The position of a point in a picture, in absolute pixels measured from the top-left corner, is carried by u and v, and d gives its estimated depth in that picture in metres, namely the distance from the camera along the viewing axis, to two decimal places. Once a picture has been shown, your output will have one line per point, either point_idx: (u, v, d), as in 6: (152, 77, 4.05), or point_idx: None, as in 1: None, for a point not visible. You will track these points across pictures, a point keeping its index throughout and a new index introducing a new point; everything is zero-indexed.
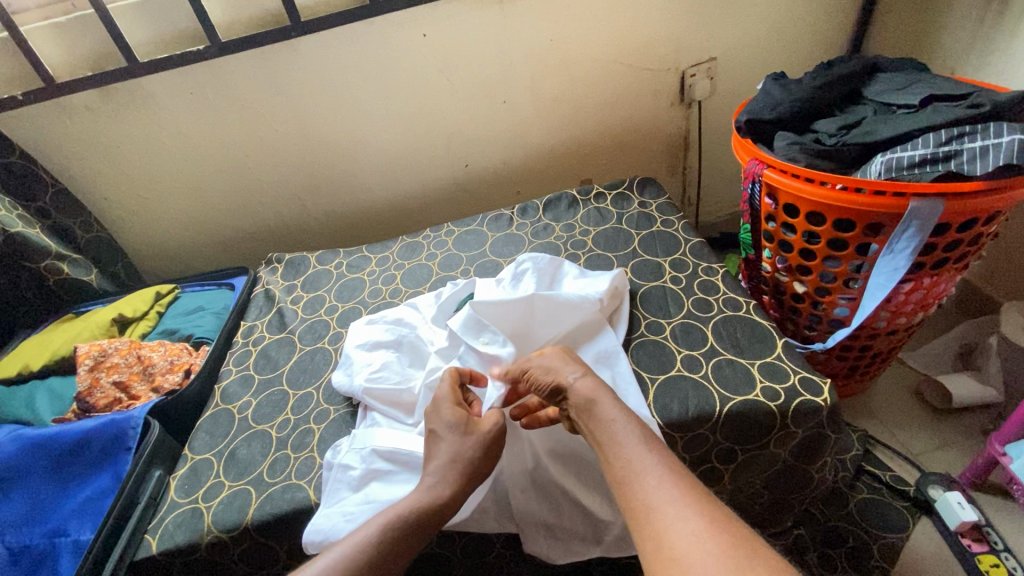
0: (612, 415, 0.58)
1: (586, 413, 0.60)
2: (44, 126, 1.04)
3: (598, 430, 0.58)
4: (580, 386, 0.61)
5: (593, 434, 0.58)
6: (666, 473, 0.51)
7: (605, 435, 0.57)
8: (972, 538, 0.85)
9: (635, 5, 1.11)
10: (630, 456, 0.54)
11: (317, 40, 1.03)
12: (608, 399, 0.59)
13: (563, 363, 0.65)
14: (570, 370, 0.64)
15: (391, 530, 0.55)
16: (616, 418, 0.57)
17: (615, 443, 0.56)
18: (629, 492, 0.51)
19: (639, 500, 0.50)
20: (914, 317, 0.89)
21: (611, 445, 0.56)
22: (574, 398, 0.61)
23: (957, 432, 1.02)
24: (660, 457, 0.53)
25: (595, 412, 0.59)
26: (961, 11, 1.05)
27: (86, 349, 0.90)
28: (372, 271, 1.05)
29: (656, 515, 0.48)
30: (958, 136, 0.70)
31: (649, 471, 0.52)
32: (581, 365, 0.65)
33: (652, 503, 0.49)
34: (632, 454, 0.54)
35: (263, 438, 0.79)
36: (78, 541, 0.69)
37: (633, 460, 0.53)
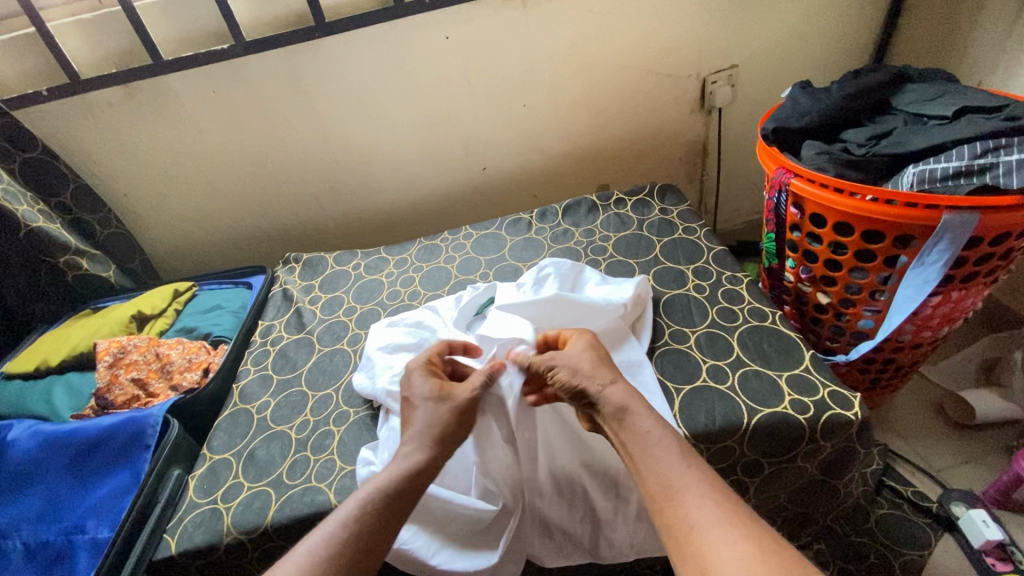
0: (647, 426, 0.57)
1: (616, 422, 0.58)
2: (67, 122, 1.04)
3: (629, 439, 0.57)
4: (610, 394, 0.60)
5: (626, 446, 0.57)
6: (709, 492, 0.51)
7: (639, 447, 0.56)
8: (995, 557, 0.79)
9: (659, 10, 1.11)
10: (668, 472, 0.53)
11: (340, 41, 1.03)
12: (641, 407, 0.59)
13: (588, 367, 0.64)
14: (599, 378, 0.62)
15: (384, 494, 0.56)
16: (649, 429, 0.56)
17: (654, 457, 0.55)
18: (668, 508, 0.51)
19: (679, 519, 0.50)
20: (939, 330, 0.88)
21: (647, 457, 0.55)
22: (604, 406, 0.60)
23: (979, 448, 1.01)
24: (699, 473, 0.53)
25: (627, 421, 0.58)
26: (988, 22, 1.04)
27: (106, 345, 0.90)
28: (390, 273, 1.04)
29: (698, 535, 0.48)
30: (994, 149, 0.68)
31: (692, 488, 0.51)
32: (613, 373, 0.63)
33: (695, 523, 0.49)
34: (672, 469, 0.53)
35: (283, 439, 0.78)
36: (96, 539, 0.68)
37: (673, 476, 0.53)
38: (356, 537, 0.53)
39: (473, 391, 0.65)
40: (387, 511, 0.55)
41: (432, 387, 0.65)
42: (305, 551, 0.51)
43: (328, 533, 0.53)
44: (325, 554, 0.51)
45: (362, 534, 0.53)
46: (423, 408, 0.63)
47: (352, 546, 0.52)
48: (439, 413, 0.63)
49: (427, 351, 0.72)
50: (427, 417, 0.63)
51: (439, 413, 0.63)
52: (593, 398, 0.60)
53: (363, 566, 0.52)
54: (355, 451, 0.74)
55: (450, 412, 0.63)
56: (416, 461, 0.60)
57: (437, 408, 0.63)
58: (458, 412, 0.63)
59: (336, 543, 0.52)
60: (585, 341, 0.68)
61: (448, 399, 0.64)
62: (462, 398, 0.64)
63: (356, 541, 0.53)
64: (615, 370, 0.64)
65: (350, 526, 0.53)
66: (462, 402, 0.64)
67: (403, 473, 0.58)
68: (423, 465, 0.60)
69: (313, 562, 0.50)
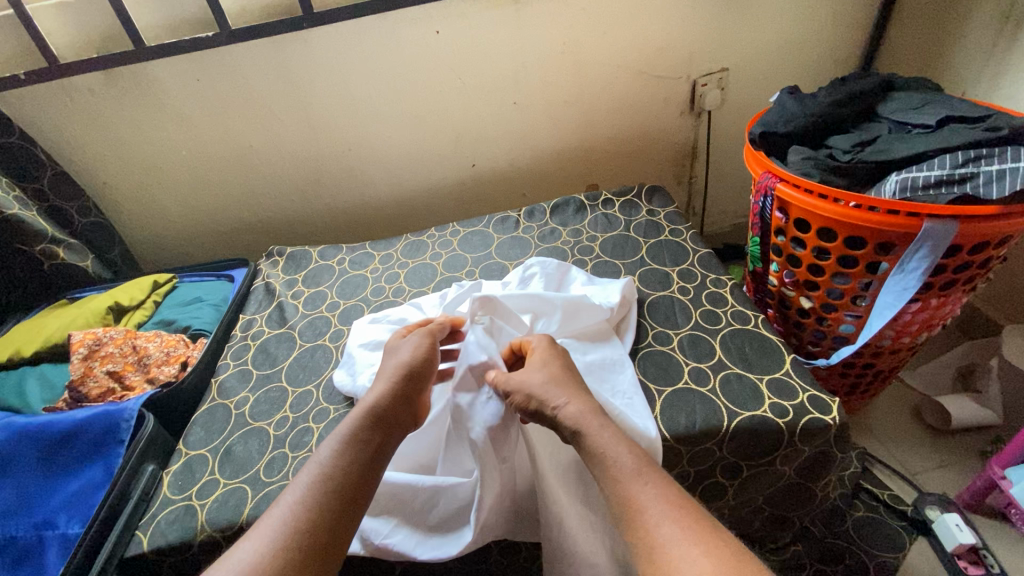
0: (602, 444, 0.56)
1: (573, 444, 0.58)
2: (45, 106, 1.02)
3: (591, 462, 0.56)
4: (566, 413, 0.60)
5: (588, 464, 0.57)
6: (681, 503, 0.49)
7: (603, 463, 0.55)
8: (968, 561, 0.83)
9: (652, 10, 1.10)
10: (631, 489, 0.51)
11: (329, 32, 1.01)
12: (596, 424, 0.58)
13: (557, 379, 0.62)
14: (554, 399, 0.61)
15: (352, 438, 0.57)
16: (618, 440, 0.55)
17: (615, 478, 0.53)
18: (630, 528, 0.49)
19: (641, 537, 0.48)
20: (919, 336, 0.89)
21: (613, 472, 0.54)
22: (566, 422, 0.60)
23: (954, 453, 1.02)
24: (661, 487, 0.51)
25: (596, 430, 0.57)
26: (974, 33, 1.05)
27: (81, 338, 0.88)
28: (375, 268, 1.03)
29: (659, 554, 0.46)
30: (975, 159, 0.70)
31: (651, 505, 0.49)
32: (568, 390, 0.62)
33: (659, 539, 0.47)
34: (630, 488, 0.51)
35: (260, 436, 0.77)
36: (66, 534, 0.67)
37: (634, 492, 0.51)
38: (332, 479, 0.53)
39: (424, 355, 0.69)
40: (356, 455, 0.56)
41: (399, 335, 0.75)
42: (283, 502, 0.51)
43: (304, 481, 0.53)
44: (303, 497, 0.51)
45: (336, 475, 0.53)
46: (386, 361, 0.69)
47: (331, 484, 0.53)
48: (392, 364, 0.68)
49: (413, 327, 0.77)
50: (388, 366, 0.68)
51: (394, 362, 0.68)
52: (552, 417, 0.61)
53: (347, 507, 0.52)
54: None
55: (397, 363, 0.68)
56: (377, 407, 0.61)
57: (393, 359, 0.69)
58: (409, 364, 0.67)
59: (312, 487, 0.52)
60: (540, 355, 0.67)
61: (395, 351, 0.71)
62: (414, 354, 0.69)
63: (334, 483, 0.53)
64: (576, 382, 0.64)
65: (325, 468, 0.54)
66: (407, 356, 0.69)
67: (366, 418, 0.60)
68: (387, 410, 0.61)
69: (293, 507, 0.50)
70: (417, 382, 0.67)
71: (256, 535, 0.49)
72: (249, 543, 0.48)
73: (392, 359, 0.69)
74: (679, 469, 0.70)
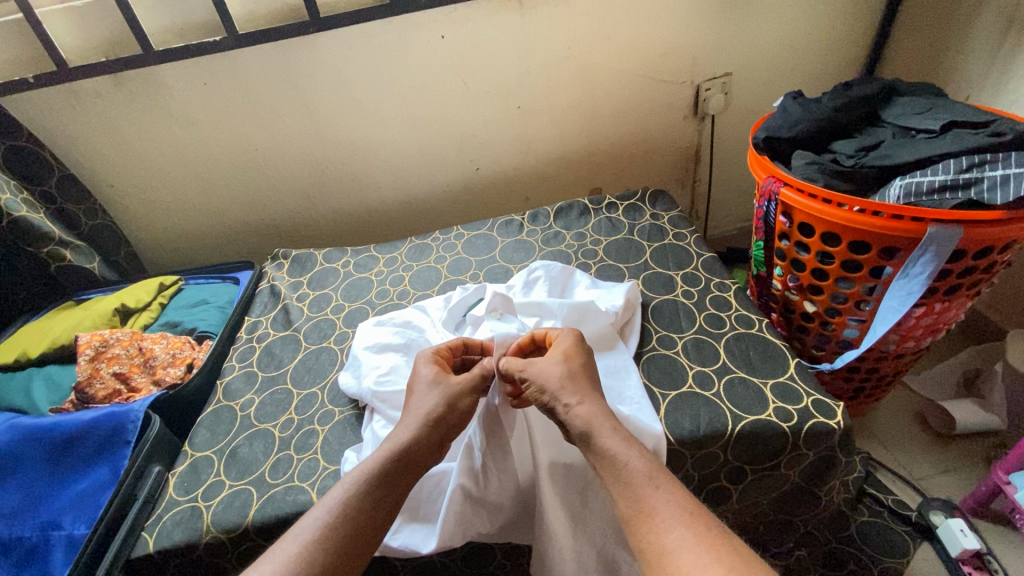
0: (611, 447, 0.56)
1: (585, 444, 0.58)
2: (54, 110, 1.03)
3: (599, 464, 0.56)
4: (576, 413, 0.60)
5: (597, 468, 0.57)
6: (682, 513, 0.49)
7: (611, 471, 0.55)
8: (972, 566, 0.82)
9: (656, 14, 1.11)
10: (641, 494, 0.52)
11: (335, 37, 1.02)
12: (604, 430, 0.58)
13: (559, 385, 0.62)
14: (567, 396, 0.61)
15: (375, 479, 0.57)
16: (627, 445, 0.56)
17: (620, 485, 0.53)
18: (640, 531, 0.50)
19: (650, 543, 0.49)
20: (923, 342, 0.89)
21: (619, 476, 0.54)
22: (571, 427, 0.60)
23: (958, 457, 1.02)
24: (667, 494, 0.51)
25: (600, 436, 0.58)
26: (978, 39, 1.05)
27: (88, 338, 0.89)
28: (380, 271, 1.04)
29: (670, 561, 0.47)
30: (979, 165, 0.70)
31: (661, 510, 0.50)
32: (581, 390, 0.62)
33: (667, 546, 0.48)
34: (642, 492, 0.52)
35: (266, 438, 0.78)
36: (73, 535, 0.67)
37: (644, 499, 0.51)
38: (348, 522, 0.53)
39: (474, 380, 0.67)
40: (377, 498, 0.56)
41: (432, 372, 0.67)
42: (297, 537, 0.52)
43: (319, 521, 0.53)
44: (318, 537, 0.52)
45: (354, 518, 0.54)
46: (420, 392, 0.65)
47: (345, 530, 0.53)
48: (431, 403, 0.64)
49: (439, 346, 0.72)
50: (426, 398, 0.64)
51: (434, 400, 0.64)
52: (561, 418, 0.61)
53: (356, 554, 0.52)
54: (339, 451, 0.73)
55: (443, 402, 0.64)
56: (407, 447, 0.60)
57: (432, 393, 0.65)
58: (453, 403, 0.64)
59: (328, 528, 0.52)
60: (562, 351, 0.67)
61: (445, 387, 0.65)
62: (458, 386, 0.66)
63: (348, 528, 0.53)
64: (590, 380, 0.64)
65: (343, 511, 0.54)
66: (457, 392, 0.65)
67: (394, 458, 0.59)
68: (415, 452, 0.60)
69: (306, 547, 0.51)
70: (457, 423, 0.64)
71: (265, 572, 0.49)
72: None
73: (430, 394, 0.65)
74: (684, 472, 0.70)
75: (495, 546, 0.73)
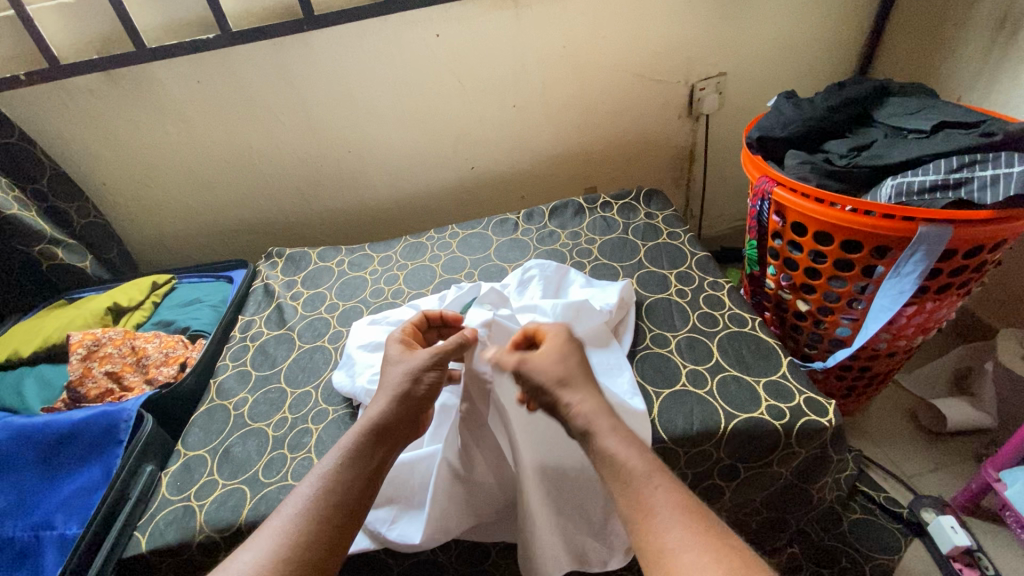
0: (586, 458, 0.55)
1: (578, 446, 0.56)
2: (46, 108, 1.02)
3: None
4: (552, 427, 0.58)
5: None
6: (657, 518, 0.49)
7: None
8: (963, 563, 0.83)
9: (651, 13, 1.11)
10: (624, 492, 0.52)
11: (330, 35, 1.02)
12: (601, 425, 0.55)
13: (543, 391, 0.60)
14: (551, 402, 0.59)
15: (353, 452, 0.57)
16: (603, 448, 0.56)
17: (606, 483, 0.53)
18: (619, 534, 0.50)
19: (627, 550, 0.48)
20: (914, 340, 0.89)
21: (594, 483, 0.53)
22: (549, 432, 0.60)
23: (949, 455, 1.03)
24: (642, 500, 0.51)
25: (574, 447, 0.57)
26: (969, 39, 1.06)
27: (80, 338, 0.88)
28: (374, 270, 1.04)
29: (651, 559, 0.47)
30: (970, 164, 0.70)
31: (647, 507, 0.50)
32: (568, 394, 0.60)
33: (649, 545, 0.48)
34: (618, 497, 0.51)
35: (259, 437, 0.77)
36: (65, 534, 0.66)
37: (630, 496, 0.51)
38: (332, 493, 0.53)
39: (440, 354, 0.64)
40: (360, 469, 0.56)
41: (400, 352, 0.67)
42: (284, 512, 0.52)
43: (303, 496, 0.53)
44: (302, 511, 0.52)
45: (338, 489, 0.54)
46: (391, 368, 0.65)
47: (327, 505, 0.52)
48: (398, 374, 0.63)
49: (406, 326, 0.73)
50: (397, 372, 0.63)
51: (400, 372, 0.63)
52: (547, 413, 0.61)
53: (343, 527, 0.52)
54: (333, 450, 0.73)
55: (408, 374, 0.63)
56: (382, 419, 0.60)
57: (398, 367, 0.64)
58: (417, 375, 0.63)
59: (312, 501, 0.52)
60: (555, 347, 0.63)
61: (411, 362, 0.64)
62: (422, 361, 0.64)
63: (330, 503, 0.53)
64: None
65: (325, 483, 0.54)
66: (419, 364, 0.63)
67: (370, 432, 0.58)
68: (393, 420, 0.60)
69: (289, 524, 0.51)
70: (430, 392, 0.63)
71: (252, 550, 0.50)
72: (246, 555, 0.49)
73: (396, 367, 0.64)
74: (677, 470, 0.71)
75: (490, 544, 0.74)
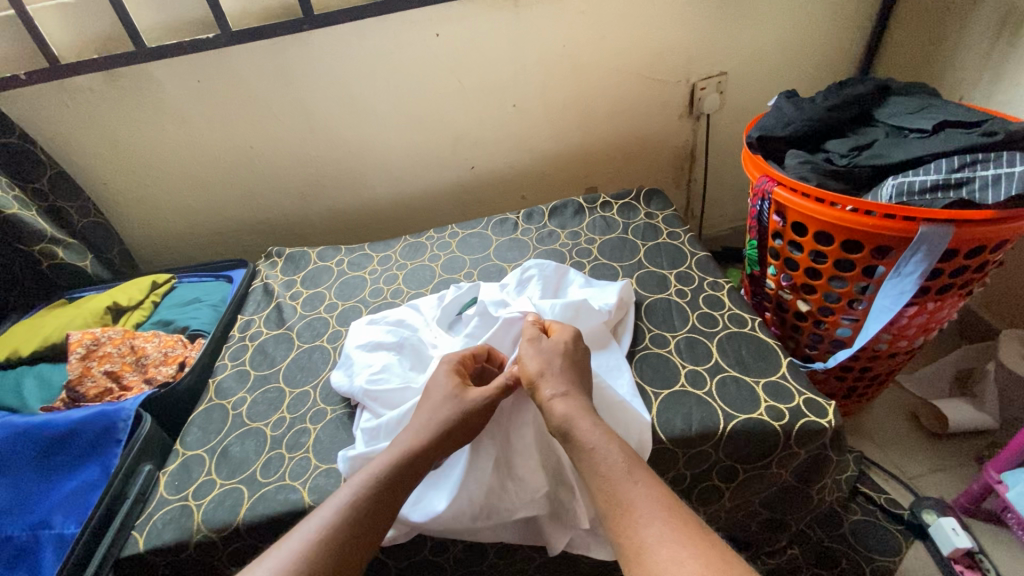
0: (591, 441, 0.57)
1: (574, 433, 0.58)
2: (47, 108, 1.02)
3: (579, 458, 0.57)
4: (557, 405, 0.61)
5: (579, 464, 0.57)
6: (658, 509, 0.50)
7: (594, 466, 0.55)
8: (964, 565, 0.83)
9: (652, 13, 1.11)
10: (622, 491, 0.52)
11: (330, 34, 1.02)
12: (585, 422, 0.59)
13: (547, 373, 0.64)
14: (553, 385, 0.62)
15: (381, 482, 0.57)
16: (599, 442, 0.56)
17: (602, 482, 0.54)
18: (620, 528, 0.50)
19: (630, 537, 0.49)
20: (915, 341, 0.89)
21: (597, 474, 0.54)
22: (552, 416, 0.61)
23: (951, 456, 1.03)
24: (645, 487, 0.52)
25: (573, 437, 0.58)
26: (971, 39, 1.06)
27: (80, 336, 0.88)
28: (373, 270, 1.03)
29: (647, 557, 0.47)
30: (971, 164, 0.70)
31: (639, 505, 0.50)
32: (567, 381, 0.63)
33: (645, 542, 0.48)
34: (619, 487, 0.52)
35: (258, 437, 0.77)
36: (62, 534, 0.66)
37: (621, 493, 0.52)
38: (355, 520, 0.54)
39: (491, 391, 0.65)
40: (384, 500, 0.57)
41: (450, 382, 0.66)
42: (305, 531, 0.53)
43: (325, 518, 0.54)
44: (324, 533, 0.52)
45: (360, 518, 0.54)
46: (436, 402, 0.65)
47: (350, 528, 0.53)
48: (444, 410, 0.64)
49: (460, 354, 0.71)
50: (440, 409, 0.64)
51: (448, 411, 0.63)
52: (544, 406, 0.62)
53: (358, 555, 0.53)
54: (331, 450, 0.73)
55: (456, 412, 0.63)
56: (413, 452, 0.61)
57: (447, 404, 0.64)
58: (466, 412, 0.64)
59: (335, 524, 0.53)
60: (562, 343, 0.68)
61: (459, 395, 0.65)
62: (473, 396, 0.65)
63: (353, 530, 0.53)
64: (576, 380, 0.64)
65: (349, 510, 0.54)
66: (472, 406, 0.64)
67: (401, 465, 0.59)
68: (424, 455, 0.61)
69: (310, 544, 0.51)
70: (469, 431, 0.63)
71: (269, 565, 0.50)
72: (262, 570, 0.50)
73: (441, 403, 0.64)
74: (675, 470, 0.70)
75: (487, 545, 0.73)
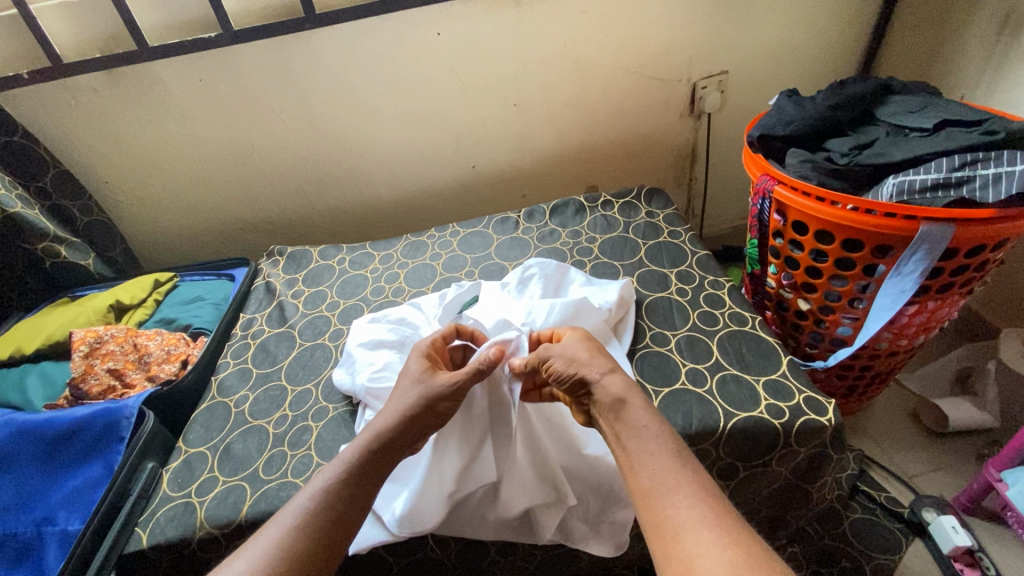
0: (641, 420, 0.55)
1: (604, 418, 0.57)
2: (49, 107, 1.03)
3: (624, 433, 0.55)
4: (608, 384, 0.59)
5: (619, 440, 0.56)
6: (698, 492, 0.49)
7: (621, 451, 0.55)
8: (964, 563, 0.84)
9: (653, 12, 1.11)
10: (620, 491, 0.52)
11: (331, 34, 1.02)
12: (626, 405, 0.57)
13: (589, 358, 0.62)
14: (598, 366, 0.61)
15: (354, 469, 0.56)
16: (648, 421, 0.55)
17: None
18: None
19: (667, 517, 0.49)
20: (916, 339, 0.89)
21: (641, 452, 0.53)
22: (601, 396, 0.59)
23: (951, 454, 1.03)
24: (687, 470, 0.51)
25: (623, 414, 0.57)
26: (972, 38, 1.06)
27: (83, 334, 0.89)
28: (375, 268, 1.04)
29: (683, 537, 0.47)
30: (972, 163, 0.70)
31: (681, 486, 0.50)
32: (609, 362, 0.62)
33: None
34: (665, 466, 0.52)
35: (260, 434, 0.78)
36: (66, 530, 0.67)
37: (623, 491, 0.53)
38: (329, 509, 0.53)
39: (459, 382, 0.63)
40: (359, 486, 0.55)
41: (421, 368, 0.65)
42: (279, 523, 0.52)
43: (300, 508, 0.53)
44: (297, 525, 0.51)
45: (334, 505, 0.53)
46: (402, 388, 0.64)
47: (322, 518, 0.52)
48: (410, 397, 0.62)
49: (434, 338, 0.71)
50: (407, 395, 0.62)
51: (414, 397, 0.62)
52: (591, 387, 0.60)
53: (336, 542, 0.52)
54: (333, 447, 0.74)
55: (423, 399, 0.62)
56: (383, 436, 0.59)
57: (413, 390, 0.63)
58: (430, 401, 0.62)
59: (309, 514, 0.52)
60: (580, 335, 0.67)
61: (427, 384, 0.63)
62: (442, 385, 0.63)
63: (330, 516, 0.53)
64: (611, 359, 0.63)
65: (322, 499, 0.53)
66: (438, 392, 0.62)
67: (371, 449, 0.58)
68: (395, 439, 0.59)
69: (288, 534, 0.51)
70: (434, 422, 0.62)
71: (245, 559, 0.49)
72: (240, 564, 0.49)
73: (410, 389, 0.63)
74: None
75: (489, 543, 0.73)
